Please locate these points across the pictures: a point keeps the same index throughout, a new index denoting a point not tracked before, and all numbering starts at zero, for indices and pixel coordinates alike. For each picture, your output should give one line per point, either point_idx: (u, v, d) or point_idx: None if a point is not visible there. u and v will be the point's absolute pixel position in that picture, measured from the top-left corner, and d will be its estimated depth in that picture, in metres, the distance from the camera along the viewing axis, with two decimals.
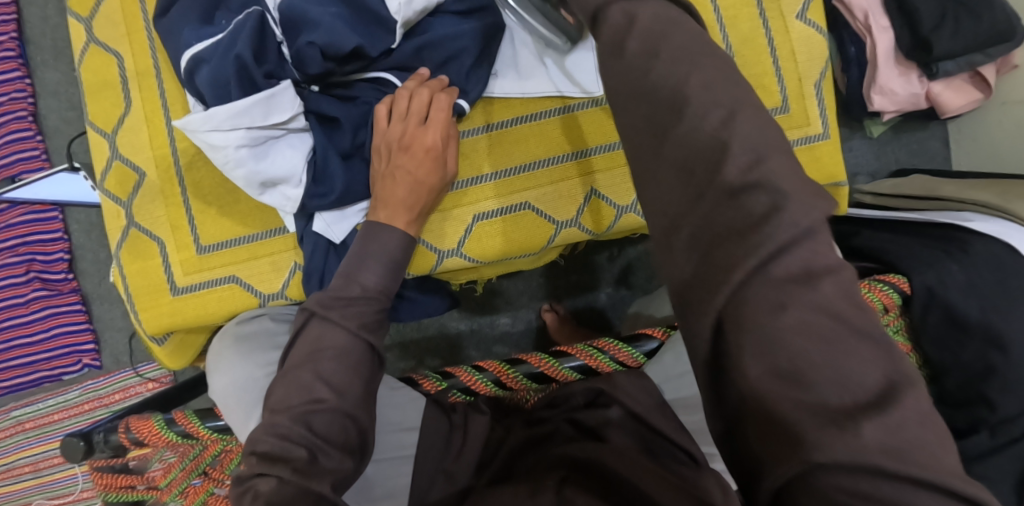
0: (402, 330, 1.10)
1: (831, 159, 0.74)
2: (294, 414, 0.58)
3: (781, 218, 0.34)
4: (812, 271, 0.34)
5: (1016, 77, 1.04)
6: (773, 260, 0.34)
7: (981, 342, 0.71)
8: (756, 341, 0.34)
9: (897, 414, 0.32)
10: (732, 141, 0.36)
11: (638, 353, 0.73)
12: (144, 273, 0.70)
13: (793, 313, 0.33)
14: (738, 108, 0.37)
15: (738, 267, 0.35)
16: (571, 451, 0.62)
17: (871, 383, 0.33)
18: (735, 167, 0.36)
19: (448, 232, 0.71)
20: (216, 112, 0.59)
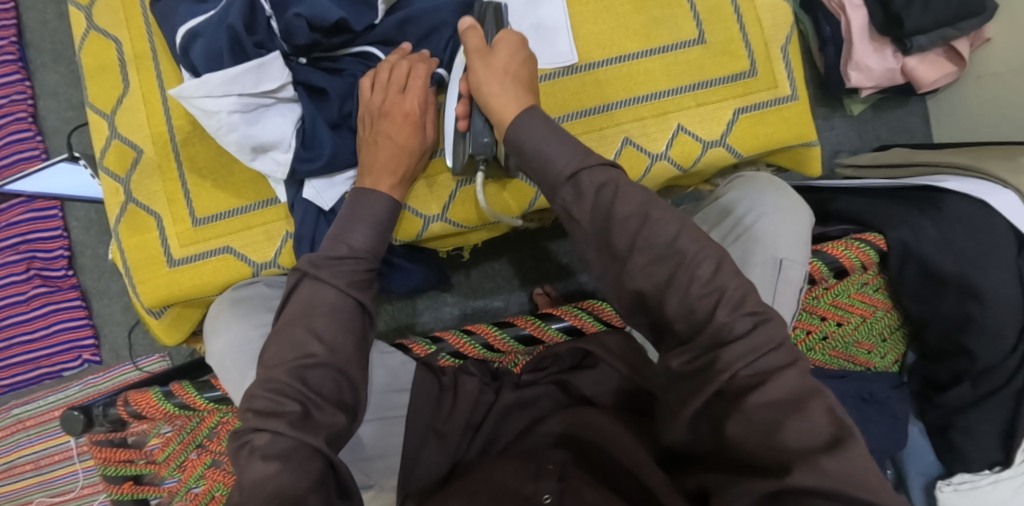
0: (396, 315, 1.11)
1: (800, 120, 0.78)
2: (289, 369, 0.60)
3: (760, 332, 0.49)
4: (777, 363, 0.48)
5: (989, 50, 1.07)
6: (753, 360, 0.48)
7: (957, 294, 0.73)
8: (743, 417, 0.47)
9: (849, 454, 0.44)
10: (721, 284, 0.51)
11: (622, 312, 0.75)
12: (142, 247, 0.72)
13: (770, 390, 0.46)
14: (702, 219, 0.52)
15: (731, 368, 0.48)
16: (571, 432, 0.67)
17: (827, 432, 0.45)
18: (723, 301, 0.50)
19: (433, 197, 0.73)
20: (210, 78, 0.62)
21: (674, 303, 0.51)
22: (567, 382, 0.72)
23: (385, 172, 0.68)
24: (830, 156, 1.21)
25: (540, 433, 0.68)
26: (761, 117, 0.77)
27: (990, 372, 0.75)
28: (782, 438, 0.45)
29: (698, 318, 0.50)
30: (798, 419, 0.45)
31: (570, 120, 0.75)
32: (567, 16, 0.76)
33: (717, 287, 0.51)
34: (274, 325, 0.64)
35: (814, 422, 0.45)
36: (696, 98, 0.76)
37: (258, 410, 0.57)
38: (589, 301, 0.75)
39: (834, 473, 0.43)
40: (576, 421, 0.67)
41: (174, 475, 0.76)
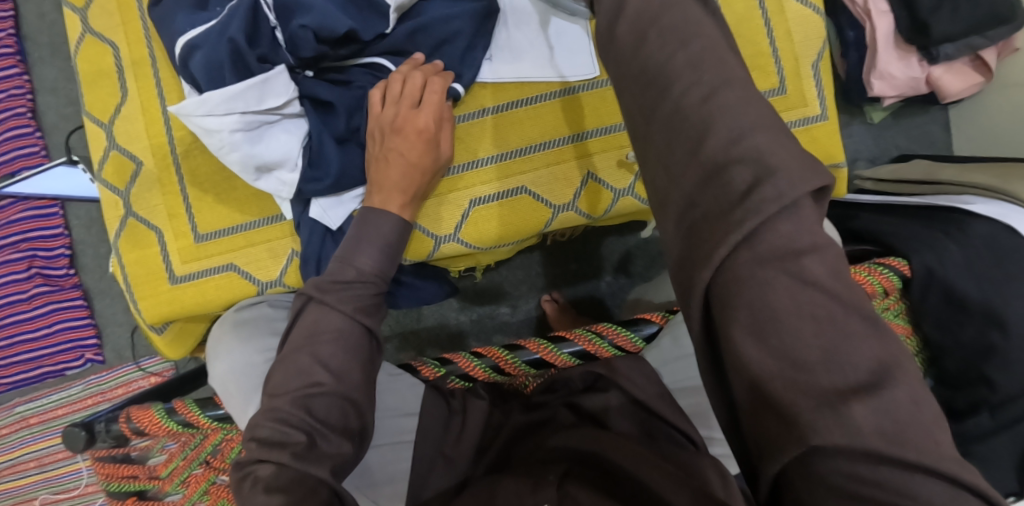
0: (401, 320, 1.09)
1: (829, 139, 0.75)
2: (294, 398, 0.58)
3: (764, 191, 0.36)
4: (796, 248, 0.36)
5: (1016, 60, 1.04)
6: (756, 235, 0.36)
7: (981, 320, 0.71)
8: (748, 316, 0.36)
9: (889, 394, 0.34)
10: (715, 120, 0.39)
11: (638, 337, 0.73)
12: (143, 262, 0.71)
13: (784, 291, 0.35)
14: (718, 88, 0.39)
15: (722, 242, 0.36)
16: (569, 442, 0.61)
17: (863, 365, 0.35)
18: (717, 144, 0.38)
19: (444, 216, 0.71)
20: (211, 96, 0.60)
21: (670, 155, 0.40)
22: (577, 402, 0.68)
23: (394, 192, 0.66)
24: (846, 164, 1.18)
25: (545, 449, 0.62)
26: None
27: (1011, 402, 0.71)
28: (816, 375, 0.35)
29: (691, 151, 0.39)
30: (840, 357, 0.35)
31: (592, 137, 0.71)
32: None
33: (720, 128, 0.39)
34: (280, 350, 0.63)
35: (857, 356, 0.35)
36: None
37: (262, 440, 0.56)
38: (605, 326, 0.73)
39: (869, 424, 0.34)
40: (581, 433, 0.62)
41: (178, 490, 0.74)
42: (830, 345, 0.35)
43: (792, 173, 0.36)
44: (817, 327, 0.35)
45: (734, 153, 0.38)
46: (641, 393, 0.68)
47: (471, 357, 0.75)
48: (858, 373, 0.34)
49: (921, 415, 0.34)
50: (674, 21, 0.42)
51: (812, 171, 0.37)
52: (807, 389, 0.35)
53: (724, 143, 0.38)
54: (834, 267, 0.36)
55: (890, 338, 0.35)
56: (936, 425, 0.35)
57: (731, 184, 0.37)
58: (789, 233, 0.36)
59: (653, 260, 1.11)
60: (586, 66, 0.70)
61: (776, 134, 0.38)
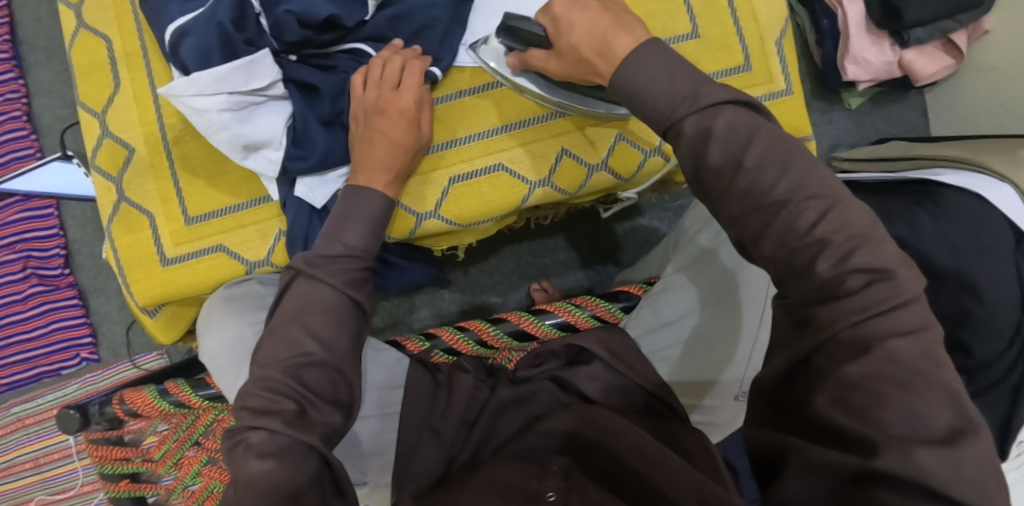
0: (393, 312, 1.11)
1: (796, 113, 0.78)
2: (284, 368, 0.60)
3: (873, 290, 0.41)
4: (894, 331, 0.41)
5: (987, 42, 1.06)
6: (864, 323, 0.41)
7: (954, 288, 0.71)
8: (836, 384, 0.41)
9: (960, 452, 0.38)
10: (830, 236, 0.43)
11: (616, 308, 0.76)
12: (135, 246, 0.72)
13: (864, 364, 0.41)
14: (831, 203, 0.44)
15: (828, 329, 0.42)
16: (570, 424, 0.65)
17: (938, 426, 0.39)
18: (828, 262, 0.43)
19: (426, 194, 0.73)
20: (200, 76, 0.62)
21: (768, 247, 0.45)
22: (561, 377, 0.70)
23: (376, 168, 0.68)
24: (828, 149, 1.20)
25: (539, 432, 0.66)
26: None
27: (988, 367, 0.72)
28: (880, 416, 0.40)
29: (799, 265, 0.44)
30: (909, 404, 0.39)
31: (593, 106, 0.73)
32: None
33: (821, 237, 0.43)
34: (268, 325, 0.64)
35: (932, 414, 0.39)
36: None
37: (253, 408, 0.57)
38: (585, 299, 0.76)
39: (937, 472, 0.38)
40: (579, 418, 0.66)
41: (170, 472, 0.76)
42: (909, 407, 0.39)
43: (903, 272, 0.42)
44: (893, 387, 0.40)
45: (841, 266, 0.42)
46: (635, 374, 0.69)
47: (456, 331, 0.78)
48: (934, 429, 0.39)
49: (982, 471, 0.38)
50: (766, 138, 0.47)
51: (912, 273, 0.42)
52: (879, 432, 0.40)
53: (834, 260, 0.43)
54: (927, 349, 0.41)
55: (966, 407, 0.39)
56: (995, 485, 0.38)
57: (845, 283, 0.42)
58: (896, 320, 0.41)
59: (640, 248, 1.13)
60: None
61: (880, 246, 0.43)
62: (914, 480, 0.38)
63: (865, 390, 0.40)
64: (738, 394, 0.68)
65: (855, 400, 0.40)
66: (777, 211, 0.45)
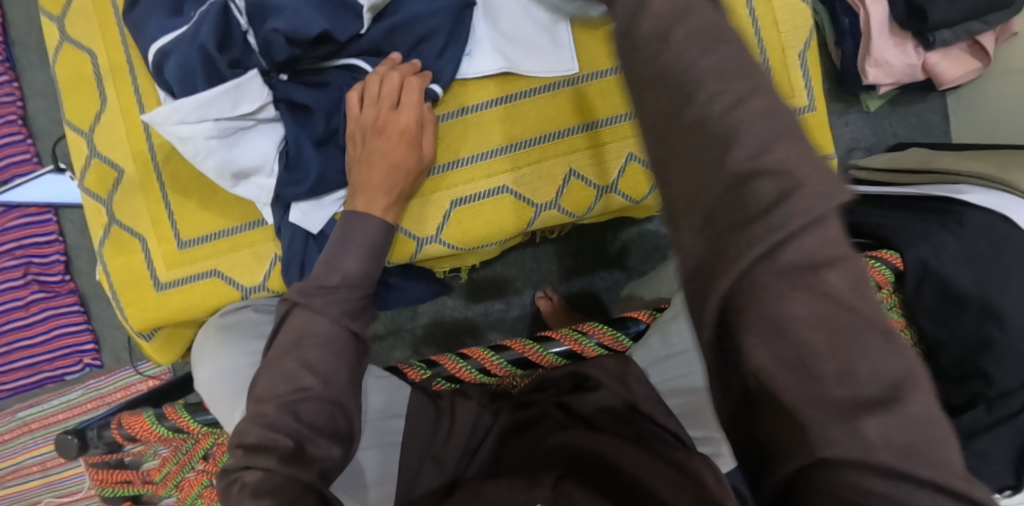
0: (396, 319, 1.09)
1: (822, 131, 0.74)
2: (280, 404, 0.57)
3: (793, 202, 0.30)
4: (817, 262, 0.31)
5: (1016, 44, 1.02)
6: (779, 249, 0.31)
7: (977, 314, 0.71)
8: (761, 329, 0.31)
9: (902, 412, 0.30)
10: (743, 126, 0.32)
11: (624, 336, 0.75)
12: (127, 269, 0.71)
13: (805, 301, 0.31)
14: (753, 91, 0.33)
15: (739, 257, 0.31)
16: (569, 441, 0.62)
17: (878, 379, 0.30)
18: (743, 150, 0.32)
19: (428, 218, 0.70)
20: (183, 103, 0.60)
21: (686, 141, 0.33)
22: (567, 402, 0.68)
23: (376, 193, 0.66)
24: (842, 154, 1.16)
25: (541, 447, 0.63)
26: None
27: (1008, 397, 0.71)
28: (823, 372, 0.31)
29: (712, 164, 0.33)
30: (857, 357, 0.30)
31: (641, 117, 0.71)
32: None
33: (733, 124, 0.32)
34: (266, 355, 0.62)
35: (874, 361, 0.30)
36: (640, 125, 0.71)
37: (248, 446, 0.54)
38: (591, 325, 0.74)
39: (881, 438, 0.30)
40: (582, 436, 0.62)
41: (172, 493, 0.75)
42: (851, 361, 0.30)
43: (818, 182, 0.31)
44: (825, 333, 0.31)
45: (756, 157, 0.32)
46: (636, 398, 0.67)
47: (458, 358, 0.75)
48: (872, 387, 0.30)
49: (935, 427, 0.30)
50: (698, 18, 0.34)
51: (833, 179, 0.31)
52: (819, 401, 0.30)
53: (748, 152, 0.32)
54: (856, 279, 0.31)
55: (906, 352, 0.31)
56: (944, 438, 0.31)
57: (754, 194, 0.31)
58: (812, 245, 0.31)
59: (648, 255, 1.11)
60: (565, 62, 0.69)
61: (801, 142, 0.32)
62: (867, 464, 0.30)
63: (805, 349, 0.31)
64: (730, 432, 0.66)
65: (790, 355, 0.31)
66: (691, 94, 0.33)
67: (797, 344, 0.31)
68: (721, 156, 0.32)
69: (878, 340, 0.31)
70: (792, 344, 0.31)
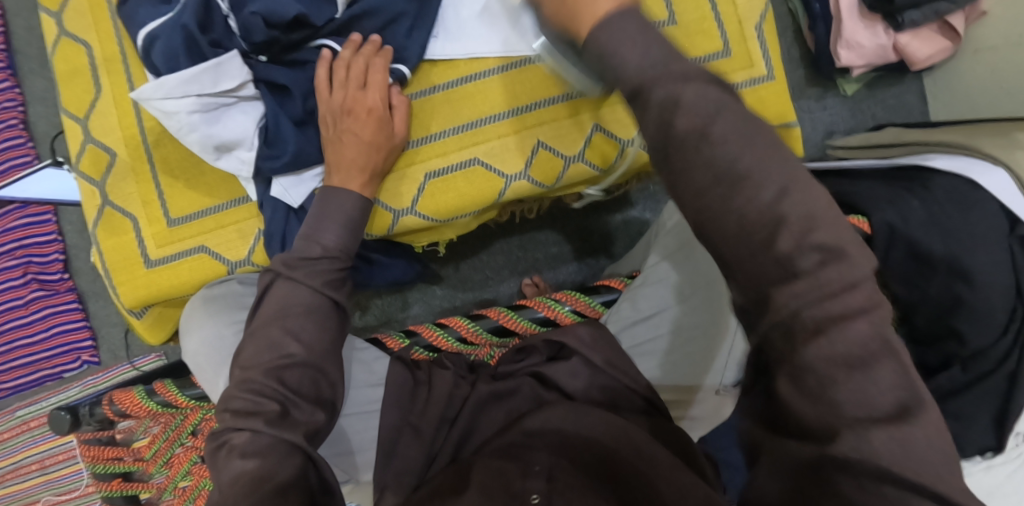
0: (386, 309, 1.11)
1: (776, 99, 0.76)
2: (265, 371, 0.59)
3: (848, 266, 0.40)
4: (844, 287, 0.40)
5: (984, 24, 1.04)
6: (806, 308, 0.40)
7: (945, 274, 0.71)
8: (791, 366, 0.40)
9: (914, 429, 0.38)
10: (786, 212, 0.41)
11: (597, 302, 0.75)
12: (119, 248, 0.73)
13: (822, 345, 0.39)
14: (789, 183, 0.42)
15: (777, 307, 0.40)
16: (550, 423, 0.63)
17: (887, 403, 0.39)
18: (789, 238, 0.41)
19: (402, 192, 0.73)
20: (167, 80, 0.63)
21: (728, 222, 0.42)
22: (541, 373, 0.69)
23: (349, 164, 0.68)
24: (823, 138, 1.18)
25: (523, 430, 0.64)
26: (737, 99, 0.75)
27: (981, 357, 0.72)
28: (833, 395, 0.39)
29: (756, 241, 0.41)
30: (862, 378, 0.39)
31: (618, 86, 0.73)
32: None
33: (779, 213, 0.41)
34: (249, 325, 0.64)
35: (885, 380, 0.39)
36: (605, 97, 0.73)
37: (236, 411, 0.57)
38: (565, 293, 0.75)
39: (886, 449, 0.38)
40: (564, 417, 0.64)
41: (163, 471, 0.77)
42: (860, 387, 0.39)
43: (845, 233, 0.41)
44: (842, 366, 0.39)
45: (802, 240, 0.40)
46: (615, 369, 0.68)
47: (436, 327, 0.78)
48: (882, 406, 0.39)
49: (935, 445, 0.39)
50: (728, 121, 0.43)
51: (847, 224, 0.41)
52: (834, 413, 0.39)
53: (794, 233, 0.41)
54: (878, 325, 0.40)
55: (914, 384, 0.39)
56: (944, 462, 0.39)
57: (789, 252, 0.40)
58: (831, 279, 0.40)
59: (632, 240, 1.12)
60: None
61: (810, 189, 0.42)
62: (873, 467, 0.38)
63: (818, 371, 0.39)
64: (718, 386, 0.69)
65: (809, 381, 0.40)
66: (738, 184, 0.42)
67: (814, 371, 0.40)
68: (738, 209, 0.42)
69: (892, 375, 0.40)
70: (811, 372, 0.40)
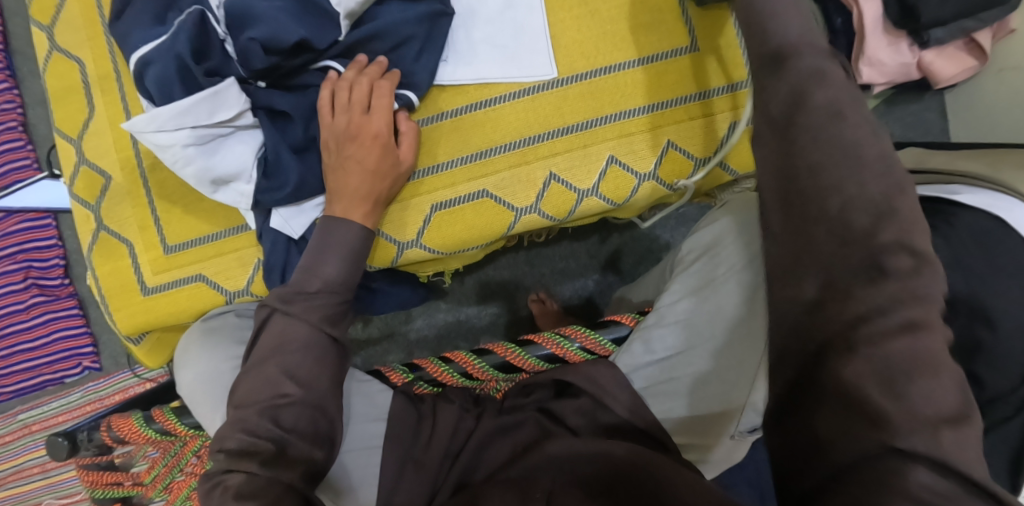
0: (389, 322, 1.10)
1: None
2: (261, 410, 0.58)
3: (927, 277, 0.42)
4: (912, 322, 0.42)
5: (1013, 42, 1.00)
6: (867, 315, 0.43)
7: (967, 318, 0.69)
8: (860, 361, 0.43)
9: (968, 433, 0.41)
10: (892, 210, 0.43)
11: (606, 339, 0.74)
12: (116, 274, 0.72)
13: (906, 338, 0.41)
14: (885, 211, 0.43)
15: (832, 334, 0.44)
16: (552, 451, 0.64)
17: (945, 408, 0.41)
18: (885, 230, 0.43)
19: (407, 223, 0.70)
20: (159, 112, 0.61)
21: (828, 210, 0.45)
22: (548, 409, 0.70)
23: (354, 196, 0.66)
24: None
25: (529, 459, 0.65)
26: None
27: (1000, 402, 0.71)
28: (906, 390, 0.41)
29: (853, 230, 0.44)
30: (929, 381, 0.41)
31: (667, 107, 0.71)
32: (544, 19, 0.71)
33: (872, 201, 0.44)
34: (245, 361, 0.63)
35: (942, 387, 0.41)
36: (620, 128, 0.71)
37: (230, 451, 0.55)
38: (574, 329, 0.74)
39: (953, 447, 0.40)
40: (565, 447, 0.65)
41: (161, 497, 0.76)
42: (930, 387, 0.41)
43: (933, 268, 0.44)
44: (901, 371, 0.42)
45: (879, 230, 0.43)
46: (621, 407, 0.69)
47: (441, 362, 0.75)
48: (946, 407, 0.41)
49: (974, 449, 0.41)
50: (812, 123, 0.46)
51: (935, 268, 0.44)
52: (913, 413, 0.41)
53: (893, 231, 0.43)
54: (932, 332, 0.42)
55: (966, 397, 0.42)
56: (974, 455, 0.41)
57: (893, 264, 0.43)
58: (909, 311, 0.42)
59: (642, 257, 1.10)
60: (542, 67, 0.70)
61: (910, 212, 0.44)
62: (934, 457, 0.40)
63: (896, 361, 0.42)
64: (732, 433, 0.66)
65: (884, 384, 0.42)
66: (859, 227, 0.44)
67: (886, 362, 0.42)
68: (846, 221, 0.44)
69: (946, 377, 0.42)
70: (883, 363, 0.42)
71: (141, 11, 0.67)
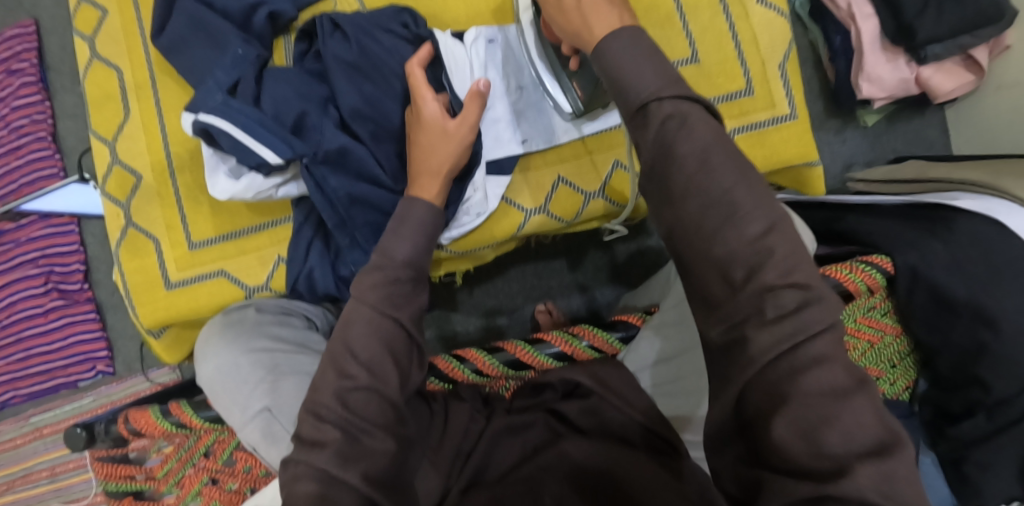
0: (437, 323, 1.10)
1: (801, 139, 0.80)
2: (303, 423, 0.55)
3: None
4: None
5: (1009, 59, 1.03)
6: None
7: (970, 320, 0.71)
8: None
9: None
10: None
11: (615, 339, 0.76)
12: (141, 270, 0.75)
13: None
14: None
15: None
16: (563, 458, 0.64)
17: None
18: None
19: (535, 192, 0.78)
20: (235, 189, 0.68)
21: None
22: (558, 409, 0.70)
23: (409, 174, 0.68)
24: (842, 169, 1.18)
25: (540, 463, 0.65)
26: (757, 138, 0.79)
27: (1006, 405, 0.71)
28: None
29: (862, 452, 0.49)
30: None
31: None
32: None
33: None
34: (267, 373, 0.65)
35: None
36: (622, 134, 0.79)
37: None
38: (581, 327, 0.76)
39: None
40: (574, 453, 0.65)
41: (173, 491, 0.77)
42: None
43: None
44: None
45: None
46: (633, 411, 0.69)
47: (452, 360, 0.76)
48: None
49: None
50: None
51: None
52: None
53: None
54: None
55: None
56: None
57: None
58: None
59: (648, 270, 1.13)
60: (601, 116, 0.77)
61: None
62: None
63: None
64: None
65: None
66: None
67: None
68: None
69: None
70: None
71: (189, 29, 0.73)
